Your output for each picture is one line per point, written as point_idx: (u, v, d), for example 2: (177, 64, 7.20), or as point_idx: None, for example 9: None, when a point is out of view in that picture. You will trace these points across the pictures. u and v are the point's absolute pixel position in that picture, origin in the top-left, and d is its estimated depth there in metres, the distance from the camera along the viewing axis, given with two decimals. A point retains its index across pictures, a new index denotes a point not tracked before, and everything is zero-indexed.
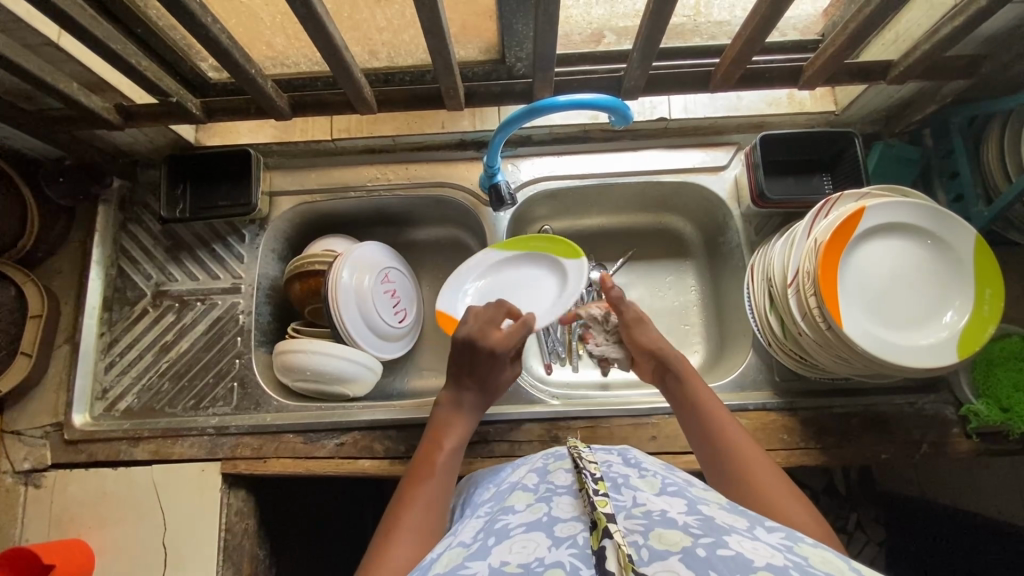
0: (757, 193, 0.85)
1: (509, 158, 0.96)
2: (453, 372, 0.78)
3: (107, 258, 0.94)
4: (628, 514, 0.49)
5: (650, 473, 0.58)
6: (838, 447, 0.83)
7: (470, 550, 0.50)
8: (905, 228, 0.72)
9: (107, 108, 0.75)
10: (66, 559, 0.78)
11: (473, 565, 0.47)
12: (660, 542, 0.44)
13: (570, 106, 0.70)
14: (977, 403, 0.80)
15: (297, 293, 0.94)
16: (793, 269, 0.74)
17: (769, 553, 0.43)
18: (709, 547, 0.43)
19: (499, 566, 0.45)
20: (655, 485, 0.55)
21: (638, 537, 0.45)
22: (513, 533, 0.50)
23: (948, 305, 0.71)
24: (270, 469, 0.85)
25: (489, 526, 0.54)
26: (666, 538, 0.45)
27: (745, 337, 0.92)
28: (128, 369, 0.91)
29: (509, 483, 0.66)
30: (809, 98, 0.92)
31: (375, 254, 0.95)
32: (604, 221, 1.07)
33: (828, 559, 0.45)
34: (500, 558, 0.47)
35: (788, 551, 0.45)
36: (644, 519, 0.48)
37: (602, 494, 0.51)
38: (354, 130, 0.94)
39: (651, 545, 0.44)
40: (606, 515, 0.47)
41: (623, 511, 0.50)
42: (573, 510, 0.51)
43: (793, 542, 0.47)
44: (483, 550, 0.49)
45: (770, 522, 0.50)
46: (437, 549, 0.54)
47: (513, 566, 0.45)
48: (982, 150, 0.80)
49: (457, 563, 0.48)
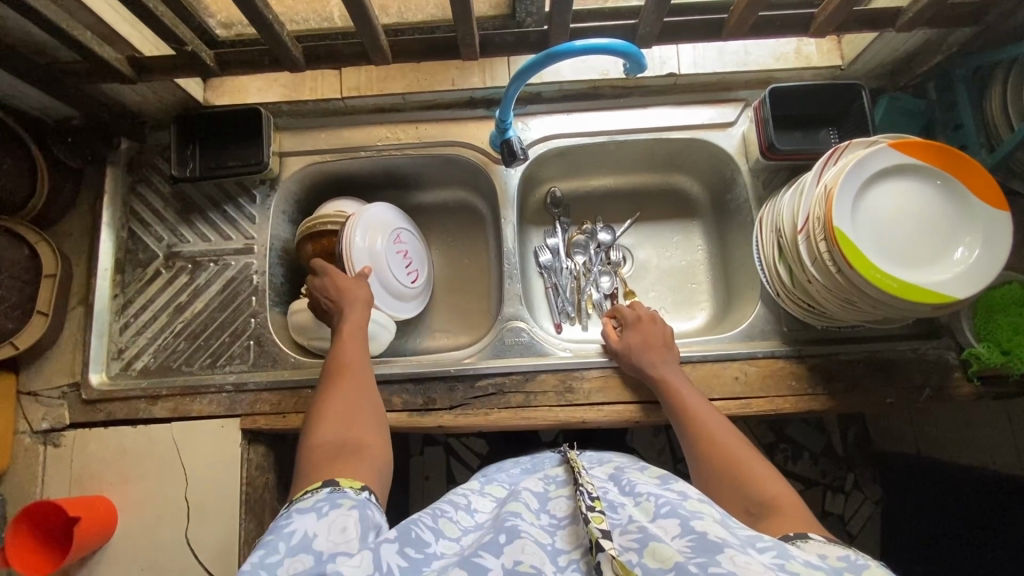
0: (767, 145, 0.87)
1: (519, 117, 0.96)
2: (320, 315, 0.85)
3: (117, 220, 0.94)
4: (623, 530, 0.52)
5: (644, 498, 0.57)
6: (844, 392, 0.85)
7: (484, 542, 0.51)
8: (916, 170, 0.73)
9: (120, 59, 0.76)
10: (91, 511, 0.79)
11: (484, 563, 0.48)
12: (653, 559, 0.47)
13: (584, 52, 0.71)
14: (980, 346, 0.82)
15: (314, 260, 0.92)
16: (803, 216, 0.76)
17: (760, 570, 0.44)
18: (701, 566, 0.45)
19: (513, 568, 0.47)
20: (649, 510, 0.54)
21: (633, 557, 0.48)
22: (524, 534, 0.51)
23: (958, 243, 0.72)
24: (289, 424, 0.86)
25: (498, 523, 0.54)
26: (660, 552, 0.47)
27: (753, 290, 0.94)
28: (142, 329, 0.92)
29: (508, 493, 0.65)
30: (816, 53, 0.93)
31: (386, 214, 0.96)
32: (611, 182, 1.08)
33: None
34: (512, 557, 0.48)
35: (779, 570, 0.46)
36: (639, 534, 0.50)
37: (596, 510, 0.53)
38: (363, 88, 0.94)
39: (646, 564, 0.47)
40: (600, 530, 0.49)
41: (619, 527, 0.53)
42: (571, 541, 0.52)
43: (784, 560, 0.48)
44: (495, 545, 0.50)
45: (761, 539, 0.50)
46: (442, 548, 0.54)
47: (526, 566, 0.47)
48: (985, 99, 0.82)
49: (469, 552, 0.50)
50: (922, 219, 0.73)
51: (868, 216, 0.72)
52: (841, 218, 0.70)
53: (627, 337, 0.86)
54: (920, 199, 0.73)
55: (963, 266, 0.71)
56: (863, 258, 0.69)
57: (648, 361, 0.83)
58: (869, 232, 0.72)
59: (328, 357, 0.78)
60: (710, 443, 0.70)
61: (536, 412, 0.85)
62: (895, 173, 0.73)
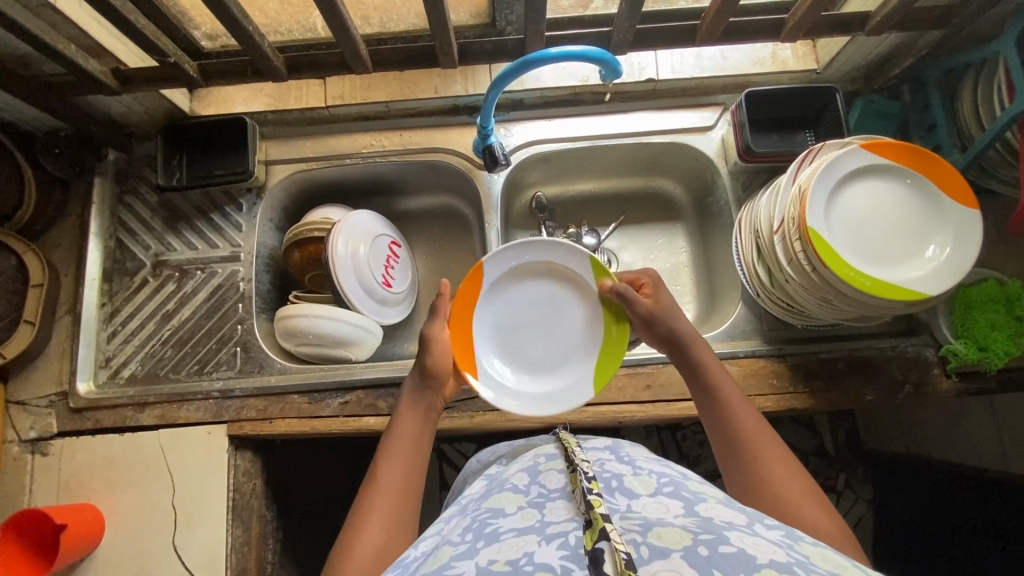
0: (743, 148, 0.88)
1: (502, 123, 0.98)
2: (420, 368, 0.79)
3: (105, 230, 0.95)
4: (623, 515, 0.49)
5: (644, 472, 0.58)
6: (825, 390, 0.86)
7: (459, 549, 0.49)
8: (887, 170, 0.74)
9: (104, 71, 0.77)
10: (78, 519, 0.80)
11: (460, 564, 0.46)
12: (659, 540, 0.44)
13: (560, 58, 0.72)
14: (956, 343, 0.83)
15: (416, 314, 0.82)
16: (779, 217, 0.78)
17: (770, 549, 0.43)
18: (711, 546, 0.42)
19: (488, 566, 0.44)
20: (649, 486, 0.55)
21: (637, 536, 0.45)
22: (503, 537, 0.49)
23: (930, 240, 0.73)
24: (276, 430, 0.87)
25: (478, 527, 0.53)
26: (666, 537, 0.44)
27: (735, 289, 0.95)
28: (130, 338, 0.92)
29: (499, 479, 0.65)
30: (792, 57, 0.95)
31: (528, 255, 0.85)
32: (596, 186, 1.09)
33: (828, 556, 0.45)
34: (488, 557, 0.46)
35: (789, 547, 0.45)
36: (641, 519, 0.48)
37: (596, 493, 0.51)
38: (347, 96, 0.95)
39: (651, 543, 0.44)
40: (603, 515, 0.47)
41: (618, 513, 0.50)
42: (567, 513, 0.51)
43: (793, 540, 0.47)
44: (471, 550, 0.48)
45: (770, 518, 0.50)
46: (423, 546, 0.55)
47: (501, 564, 0.44)
48: (957, 101, 0.83)
49: (444, 563, 0.47)
50: (898, 216, 0.75)
51: (843, 217, 0.74)
52: (814, 218, 0.71)
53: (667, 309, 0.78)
54: (892, 197, 0.75)
55: (935, 264, 0.72)
56: (836, 257, 0.70)
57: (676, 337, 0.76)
58: (843, 234, 0.73)
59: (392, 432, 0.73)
60: (729, 426, 0.67)
61: (521, 414, 0.86)
62: (868, 171, 0.74)
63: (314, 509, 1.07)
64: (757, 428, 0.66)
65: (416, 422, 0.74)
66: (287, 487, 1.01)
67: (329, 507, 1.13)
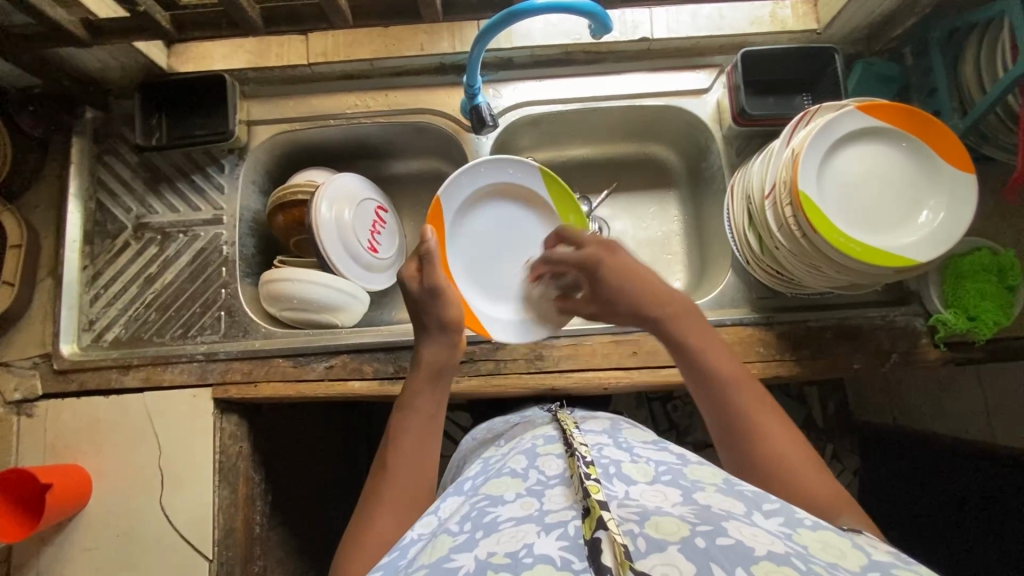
0: (737, 111, 0.86)
1: (490, 84, 0.95)
2: (414, 319, 0.73)
3: (84, 191, 0.93)
4: (621, 503, 0.48)
5: (642, 458, 0.56)
6: (812, 358, 0.86)
7: (457, 540, 0.48)
8: (883, 132, 0.72)
9: (75, 23, 0.75)
10: (65, 480, 0.80)
11: (459, 556, 0.45)
12: (657, 531, 0.43)
13: (547, 10, 0.70)
14: (946, 312, 0.83)
15: (407, 272, 0.73)
16: (771, 182, 0.76)
17: (769, 540, 0.42)
18: (708, 538, 0.42)
19: (486, 559, 0.44)
20: (648, 473, 0.53)
21: (634, 527, 0.44)
22: (502, 526, 0.48)
23: (923, 205, 0.72)
24: (261, 393, 0.86)
25: (477, 516, 0.51)
26: (664, 527, 0.43)
27: (725, 258, 0.94)
28: (113, 301, 0.91)
29: (496, 461, 0.63)
30: (792, 17, 0.91)
31: (481, 181, 0.88)
32: (588, 151, 1.07)
33: (826, 547, 0.44)
34: (487, 549, 0.45)
35: (788, 538, 0.44)
36: (639, 508, 0.46)
37: (593, 479, 0.49)
38: (330, 54, 0.91)
39: (648, 534, 0.43)
40: (600, 502, 0.46)
41: (616, 499, 0.48)
42: (565, 500, 0.49)
43: (793, 528, 0.46)
44: (470, 541, 0.47)
45: (768, 504, 0.49)
46: (421, 525, 0.55)
47: (500, 557, 0.44)
48: (960, 64, 0.80)
49: (442, 555, 0.46)
50: (891, 180, 0.73)
51: (832, 180, 0.72)
52: (806, 182, 0.70)
53: (617, 272, 0.72)
54: (888, 161, 0.73)
55: (927, 230, 0.71)
56: (827, 222, 0.69)
57: (645, 302, 0.70)
58: (833, 198, 0.71)
59: (397, 408, 0.70)
60: (728, 402, 0.62)
61: (506, 380, 0.86)
62: (862, 135, 0.72)
63: (302, 474, 1.08)
64: (747, 390, 0.63)
65: (433, 397, 0.70)
66: (277, 451, 1.01)
67: (320, 472, 1.14)
